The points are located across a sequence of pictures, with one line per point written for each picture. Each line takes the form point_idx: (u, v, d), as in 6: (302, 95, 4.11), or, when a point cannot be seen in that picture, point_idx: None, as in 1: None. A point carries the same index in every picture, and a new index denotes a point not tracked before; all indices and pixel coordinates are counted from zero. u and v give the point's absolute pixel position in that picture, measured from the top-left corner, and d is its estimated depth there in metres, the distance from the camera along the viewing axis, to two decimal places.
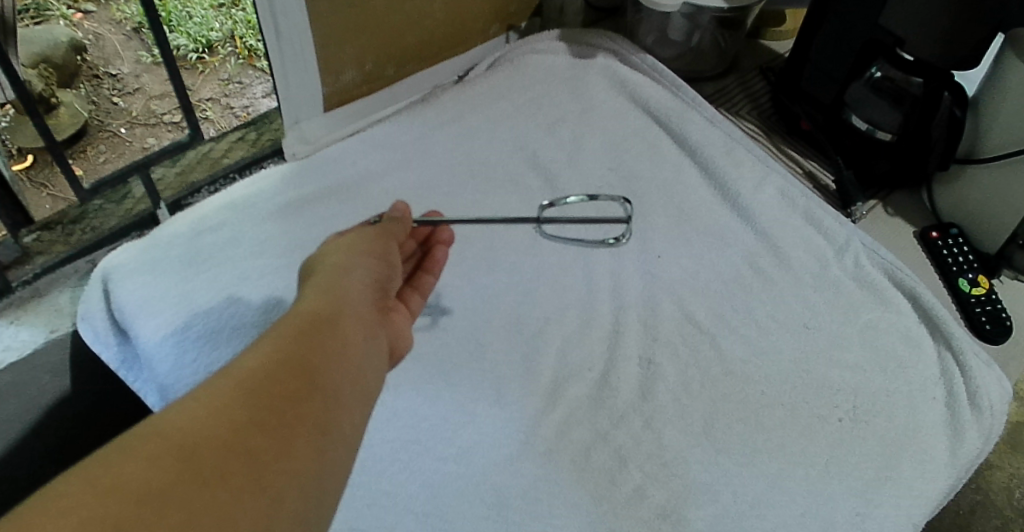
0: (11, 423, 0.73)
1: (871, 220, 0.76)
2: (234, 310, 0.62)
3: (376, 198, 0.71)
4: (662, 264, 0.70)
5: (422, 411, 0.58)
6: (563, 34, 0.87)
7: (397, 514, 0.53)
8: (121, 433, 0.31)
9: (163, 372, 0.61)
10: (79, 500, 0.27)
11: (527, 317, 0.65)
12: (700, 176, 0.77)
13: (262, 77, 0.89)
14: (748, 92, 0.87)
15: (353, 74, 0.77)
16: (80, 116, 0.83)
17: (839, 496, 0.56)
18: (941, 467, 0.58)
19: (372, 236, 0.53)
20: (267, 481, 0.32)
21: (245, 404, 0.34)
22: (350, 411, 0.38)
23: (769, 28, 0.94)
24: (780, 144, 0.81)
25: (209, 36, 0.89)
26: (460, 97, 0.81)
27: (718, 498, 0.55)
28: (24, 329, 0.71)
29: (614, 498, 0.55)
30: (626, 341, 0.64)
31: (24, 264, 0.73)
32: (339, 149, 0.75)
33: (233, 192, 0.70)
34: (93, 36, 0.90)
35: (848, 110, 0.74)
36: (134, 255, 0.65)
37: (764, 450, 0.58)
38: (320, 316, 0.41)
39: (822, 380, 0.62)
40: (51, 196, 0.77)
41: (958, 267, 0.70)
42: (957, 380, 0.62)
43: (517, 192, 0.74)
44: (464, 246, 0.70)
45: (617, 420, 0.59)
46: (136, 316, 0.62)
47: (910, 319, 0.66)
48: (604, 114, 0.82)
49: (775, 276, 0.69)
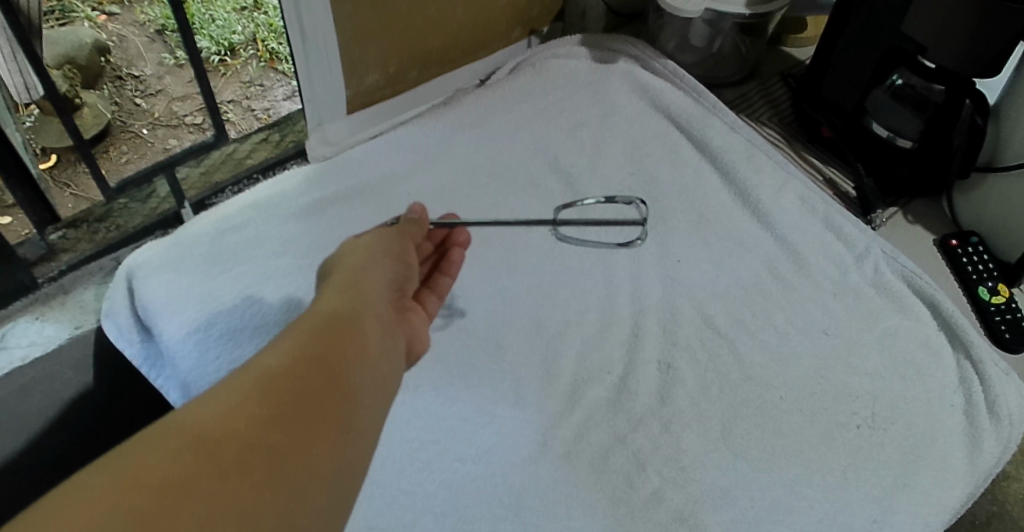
0: (36, 417, 0.75)
1: (891, 228, 0.76)
2: (257, 309, 0.63)
3: (397, 200, 0.72)
4: (682, 268, 0.70)
5: (442, 411, 0.59)
6: (585, 40, 0.88)
7: (417, 512, 0.54)
8: (146, 427, 0.32)
9: (186, 369, 0.61)
10: (104, 493, 0.28)
11: (547, 319, 0.66)
12: (720, 181, 0.77)
13: (283, 80, 0.90)
14: (768, 98, 0.87)
15: (377, 77, 0.78)
16: (103, 117, 0.84)
17: (857, 503, 0.56)
18: (960, 476, 0.58)
19: (390, 237, 0.54)
20: (287, 476, 0.32)
21: (266, 399, 0.34)
22: (369, 408, 0.38)
23: (792, 35, 0.93)
24: (800, 150, 0.82)
25: (231, 39, 0.92)
26: (481, 101, 0.82)
27: (736, 503, 0.55)
28: (49, 325, 0.73)
29: (632, 501, 0.55)
30: (645, 345, 0.64)
31: (51, 261, 0.74)
32: (362, 151, 0.76)
33: (257, 192, 0.71)
34: (118, 38, 0.92)
35: (868, 117, 0.74)
36: (159, 253, 0.67)
37: (782, 456, 0.58)
38: (338, 315, 0.42)
39: (841, 386, 0.62)
40: (74, 195, 0.79)
41: (978, 275, 0.70)
42: (975, 388, 0.62)
43: (537, 195, 0.75)
44: (484, 248, 0.70)
45: (635, 423, 0.59)
46: (161, 313, 0.63)
47: (930, 327, 0.66)
48: (625, 119, 0.82)
49: (794, 282, 0.69)
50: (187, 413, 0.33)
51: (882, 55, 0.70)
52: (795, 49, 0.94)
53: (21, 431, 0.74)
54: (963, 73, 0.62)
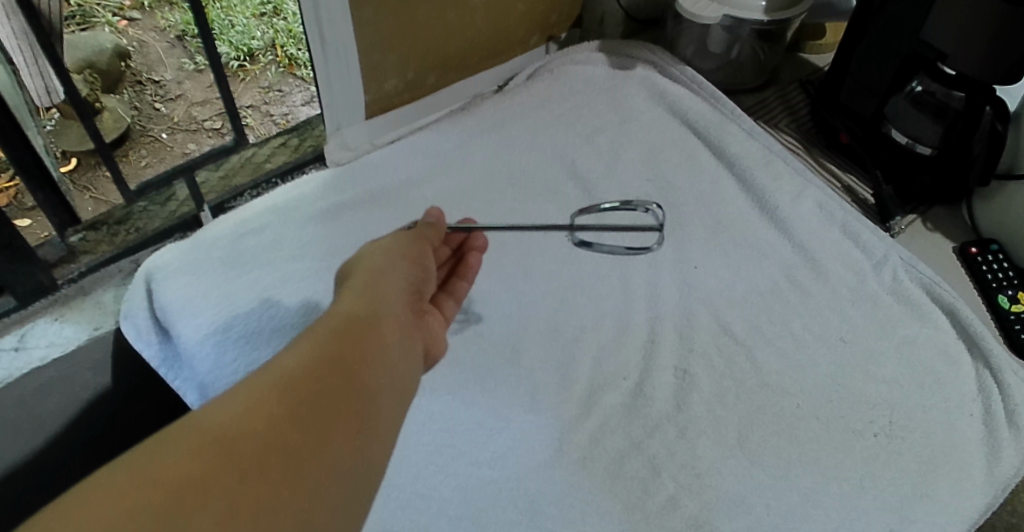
0: (53, 416, 0.75)
1: (910, 235, 0.75)
2: (275, 312, 0.64)
3: (415, 204, 0.73)
4: (699, 274, 0.70)
5: (458, 416, 0.59)
6: (603, 45, 0.88)
7: (432, 516, 0.54)
8: (165, 427, 0.32)
9: (203, 370, 0.62)
10: (122, 491, 0.28)
11: (564, 324, 0.66)
12: (738, 188, 0.77)
13: (301, 85, 0.92)
14: (787, 104, 0.87)
15: (395, 82, 0.78)
16: (122, 121, 0.85)
17: (873, 512, 0.55)
18: (979, 486, 0.57)
19: (407, 240, 0.54)
20: (303, 475, 0.32)
21: (284, 399, 0.35)
22: (385, 409, 0.38)
23: (810, 41, 0.94)
24: (818, 156, 0.81)
25: (251, 44, 0.94)
26: (499, 107, 0.82)
27: (752, 510, 0.55)
28: (69, 325, 0.74)
29: (647, 507, 0.55)
30: (661, 351, 0.64)
31: (70, 263, 0.75)
32: (381, 156, 0.77)
33: (275, 196, 0.72)
34: (138, 43, 0.94)
35: (887, 123, 0.73)
36: (178, 255, 0.67)
37: (798, 464, 0.58)
38: (356, 317, 0.42)
39: (859, 394, 0.62)
40: (93, 198, 0.80)
41: (997, 283, 0.69)
42: (995, 397, 0.61)
43: (555, 201, 0.75)
44: (501, 253, 0.70)
45: (651, 429, 0.59)
46: (179, 315, 0.64)
47: (948, 336, 0.65)
48: (642, 125, 0.82)
49: (812, 289, 0.69)
50: (206, 412, 0.33)
51: (901, 62, 0.69)
52: (813, 55, 0.95)
53: (39, 430, 0.75)
54: (983, 79, 0.62)
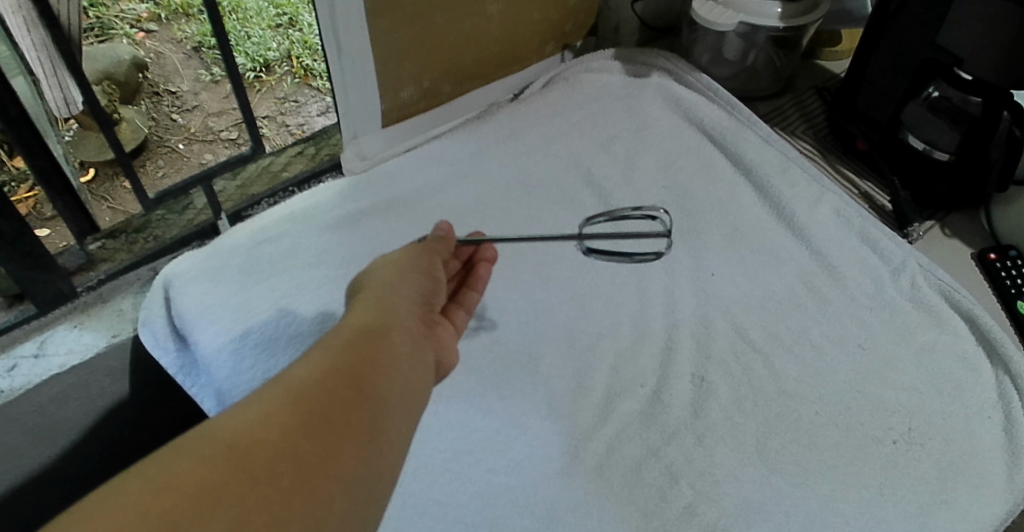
0: (73, 422, 0.76)
1: (928, 242, 0.74)
2: (291, 320, 0.64)
3: (431, 212, 0.73)
4: (716, 281, 0.70)
5: (475, 423, 0.59)
6: (619, 53, 0.89)
7: (448, 523, 0.54)
8: (180, 436, 0.33)
9: (221, 378, 0.62)
10: (136, 498, 0.29)
11: (582, 330, 0.66)
12: (756, 196, 0.77)
13: (317, 96, 0.93)
14: (804, 112, 0.87)
15: (411, 91, 0.79)
16: (140, 132, 0.86)
17: (893, 519, 0.55)
18: (999, 493, 0.56)
19: (417, 252, 0.54)
20: (314, 483, 0.32)
21: (298, 410, 0.35)
22: (396, 419, 0.38)
23: (826, 48, 0.93)
24: (836, 164, 0.81)
25: (267, 55, 0.95)
26: (515, 115, 0.82)
27: (770, 518, 0.54)
28: (87, 333, 0.74)
29: (665, 515, 0.55)
30: (679, 358, 0.64)
31: (90, 270, 0.75)
32: (397, 163, 0.77)
33: (292, 205, 0.73)
34: (155, 54, 0.95)
35: (904, 130, 0.73)
36: (196, 263, 0.67)
37: (817, 471, 0.57)
38: (366, 330, 0.42)
39: (876, 401, 0.61)
40: (110, 208, 0.81)
41: (1016, 289, 0.68)
42: (1015, 403, 0.60)
43: (571, 208, 0.75)
44: (517, 261, 0.71)
45: (668, 436, 0.59)
46: (196, 323, 0.64)
47: (968, 342, 0.65)
48: (658, 132, 0.82)
49: (831, 296, 0.69)
50: (219, 422, 0.34)
51: (917, 68, 0.69)
52: (829, 62, 0.94)
53: (58, 436, 0.76)
54: (999, 84, 0.62)
